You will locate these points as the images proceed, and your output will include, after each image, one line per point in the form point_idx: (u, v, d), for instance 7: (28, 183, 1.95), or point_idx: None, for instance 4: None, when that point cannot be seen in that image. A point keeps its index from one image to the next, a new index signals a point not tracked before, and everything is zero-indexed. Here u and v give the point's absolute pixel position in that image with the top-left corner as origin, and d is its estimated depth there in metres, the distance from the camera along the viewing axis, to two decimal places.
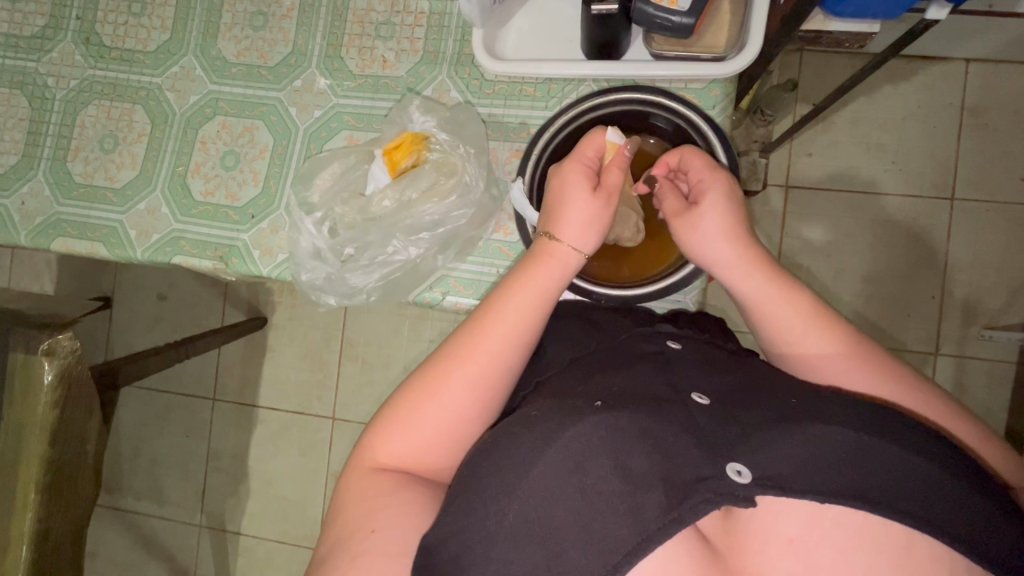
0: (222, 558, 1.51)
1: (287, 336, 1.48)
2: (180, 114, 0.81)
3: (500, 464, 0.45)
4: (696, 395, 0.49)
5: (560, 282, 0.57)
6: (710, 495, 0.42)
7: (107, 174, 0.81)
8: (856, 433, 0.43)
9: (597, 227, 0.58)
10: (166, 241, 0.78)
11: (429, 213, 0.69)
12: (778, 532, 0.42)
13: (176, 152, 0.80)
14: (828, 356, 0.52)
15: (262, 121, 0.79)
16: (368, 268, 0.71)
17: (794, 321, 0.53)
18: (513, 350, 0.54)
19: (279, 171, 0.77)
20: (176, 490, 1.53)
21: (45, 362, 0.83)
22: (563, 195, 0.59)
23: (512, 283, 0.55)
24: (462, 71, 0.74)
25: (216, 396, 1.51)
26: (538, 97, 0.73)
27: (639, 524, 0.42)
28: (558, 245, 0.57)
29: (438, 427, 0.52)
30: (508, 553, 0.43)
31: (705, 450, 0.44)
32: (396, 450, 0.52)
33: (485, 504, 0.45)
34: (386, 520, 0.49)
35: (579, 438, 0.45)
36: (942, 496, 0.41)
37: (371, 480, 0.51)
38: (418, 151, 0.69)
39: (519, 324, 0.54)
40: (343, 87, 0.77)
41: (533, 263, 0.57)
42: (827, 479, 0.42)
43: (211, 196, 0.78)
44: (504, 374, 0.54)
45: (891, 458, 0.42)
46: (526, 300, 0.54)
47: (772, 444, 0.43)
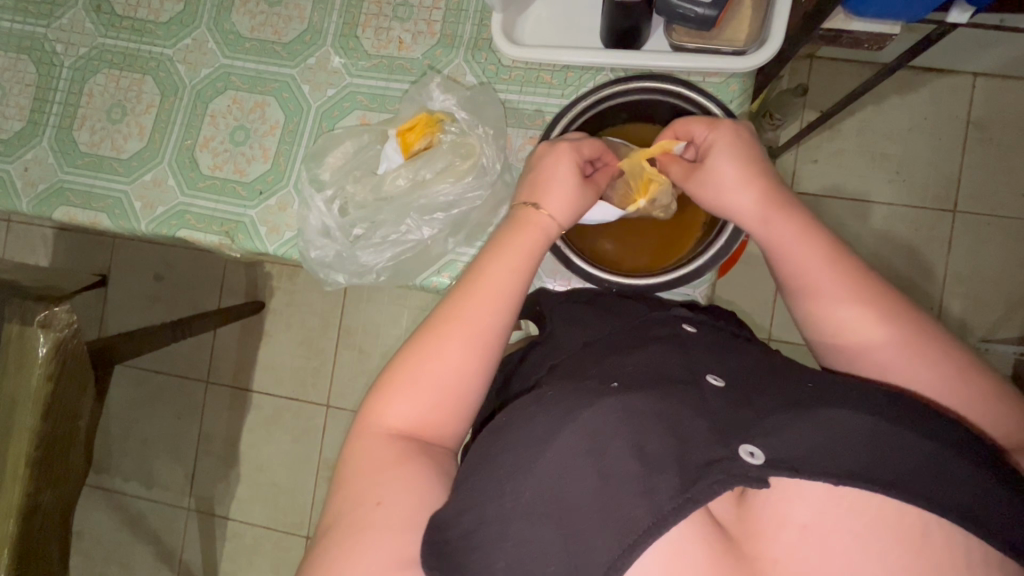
0: (209, 542, 1.49)
1: (284, 321, 1.47)
2: (191, 87, 0.80)
3: (517, 441, 0.44)
4: (710, 376, 0.49)
5: (540, 248, 0.56)
6: (723, 476, 0.40)
7: (114, 144, 0.80)
8: (873, 418, 0.41)
9: (580, 206, 0.59)
10: (172, 214, 0.77)
11: (443, 194, 0.68)
12: (792, 519, 0.40)
13: (185, 124, 0.79)
14: (868, 326, 0.49)
15: (273, 98, 0.78)
16: (379, 246, 0.70)
17: (835, 290, 0.51)
18: (498, 311, 0.52)
19: (290, 148, 0.76)
20: (166, 472, 1.51)
21: (40, 333, 0.82)
22: (551, 173, 0.58)
23: (493, 250, 0.54)
24: (479, 56, 0.74)
25: (210, 379, 1.50)
26: (554, 84, 0.72)
27: (653, 503, 0.40)
28: (539, 213, 0.57)
29: (440, 385, 0.49)
30: (525, 530, 0.42)
31: (718, 432, 0.43)
32: (402, 414, 0.49)
33: (501, 481, 0.43)
34: (395, 493, 0.46)
35: (596, 417, 0.43)
36: (962, 483, 0.39)
37: (379, 445, 0.48)
38: (432, 134, 0.68)
39: (502, 286, 0.52)
40: (357, 67, 0.76)
41: (514, 229, 0.56)
42: (844, 463, 0.40)
43: (219, 170, 0.77)
44: (495, 334, 0.51)
45: (912, 445, 0.40)
46: (512, 263, 0.53)
47: (786, 427, 0.42)
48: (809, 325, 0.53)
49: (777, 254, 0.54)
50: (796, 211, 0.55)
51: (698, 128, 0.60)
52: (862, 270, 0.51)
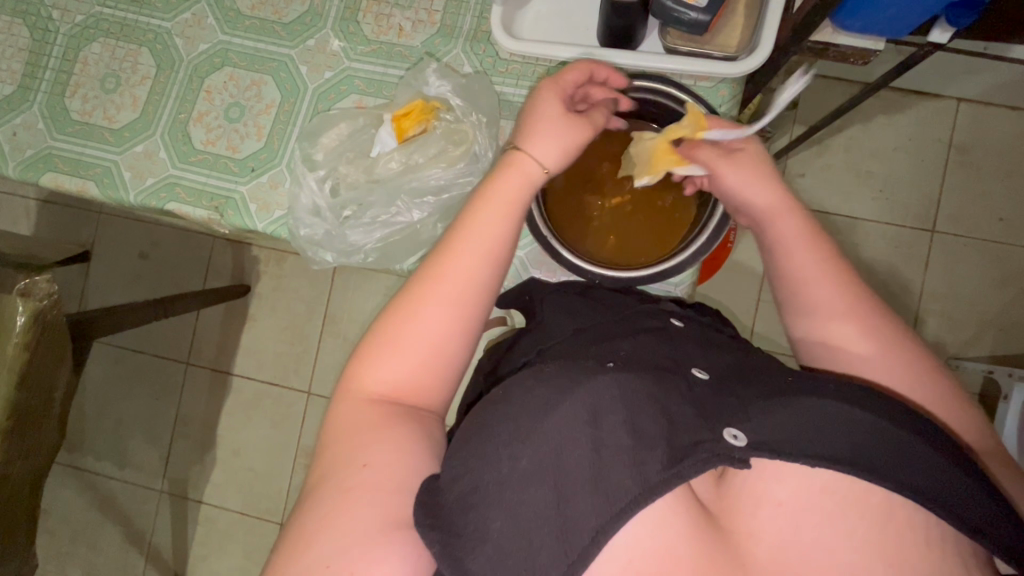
0: (181, 525, 1.48)
1: (269, 306, 1.46)
2: (188, 61, 0.80)
3: (514, 412, 0.45)
4: (695, 370, 0.50)
5: (525, 192, 0.56)
6: (708, 455, 0.41)
7: (106, 114, 0.80)
8: (853, 405, 0.43)
9: (565, 146, 0.58)
10: (162, 186, 0.77)
11: (434, 178, 0.69)
12: (770, 497, 0.42)
13: (179, 98, 0.79)
14: (860, 340, 0.50)
15: (270, 77, 0.78)
16: (369, 227, 0.71)
17: (833, 306, 0.52)
18: (485, 265, 0.52)
19: (284, 128, 0.77)
20: (141, 452, 1.50)
21: (18, 302, 0.81)
22: (536, 111, 0.58)
23: (481, 201, 0.54)
24: (478, 48, 0.75)
25: (190, 360, 1.49)
26: (550, 80, 0.74)
27: (640, 476, 0.41)
28: (524, 155, 0.56)
29: (422, 350, 0.50)
30: (518, 494, 0.43)
31: (704, 417, 0.44)
32: (382, 377, 0.50)
33: (497, 448, 0.44)
34: (382, 453, 0.46)
35: (592, 393, 0.44)
36: (934, 468, 0.41)
37: (363, 409, 0.49)
38: (427, 121, 0.70)
39: (488, 237, 0.53)
40: (356, 52, 0.77)
41: (500, 175, 0.56)
42: (825, 445, 0.42)
43: (211, 145, 0.77)
44: (481, 291, 0.52)
45: (890, 432, 0.42)
46: (498, 212, 0.54)
47: (771, 411, 0.43)
48: (795, 318, 0.54)
49: (777, 255, 0.55)
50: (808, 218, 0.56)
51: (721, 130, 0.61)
52: (854, 283, 0.53)
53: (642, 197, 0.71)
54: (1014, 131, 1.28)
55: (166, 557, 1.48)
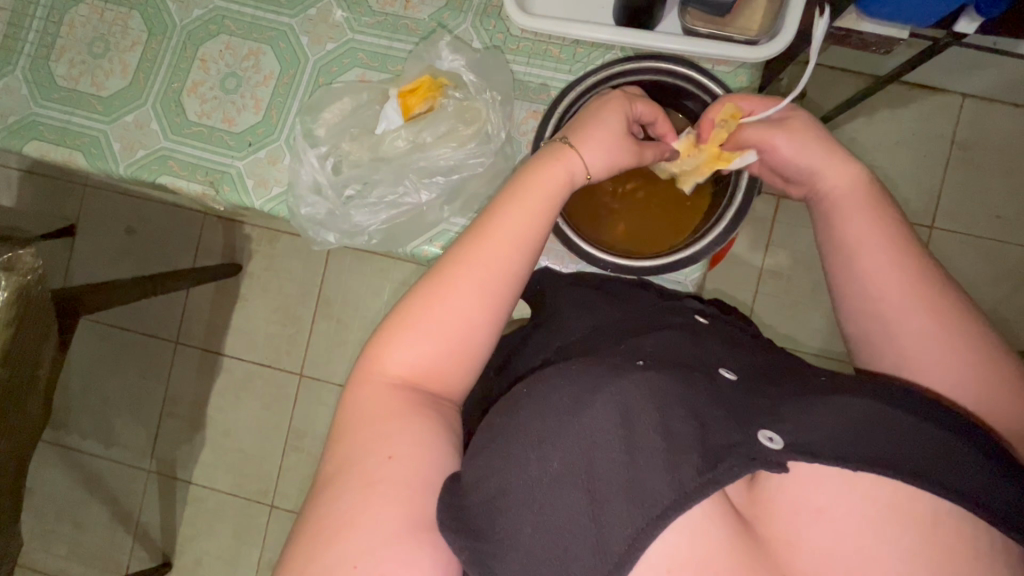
0: (169, 505, 1.46)
1: (261, 286, 1.43)
2: (181, 27, 0.75)
3: (544, 410, 0.45)
4: (722, 369, 0.49)
5: (565, 190, 0.54)
6: (743, 459, 0.40)
7: (94, 81, 0.76)
8: (897, 407, 0.42)
9: (613, 162, 0.57)
10: (153, 159, 0.73)
11: (443, 158, 0.67)
12: (809, 503, 0.41)
13: (173, 67, 0.75)
14: (927, 339, 0.48)
15: (269, 47, 0.74)
16: (374, 208, 0.68)
17: (893, 293, 0.49)
18: (522, 258, 0.50)
19: (283, 101, 0.73)
20: (127, 431, 1.47)
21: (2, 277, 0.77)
22: (597, 117, 0.57)
23: (521, 187, 0.52)
24: (488, 23, 0.72)
25: (179, 340, 1.46)
26: (562, 59, 0.71)
27: (675, 482, 0.40)
28: (574, 153, 0.55)
29: (445, 335, 0.48)
30: (553, 498, 0.42)
31: (735, 420, 0.43)
32: (402, 359, 0.48)
33: (525, 450, 0.43)
34: (404, 443, 0.45)
35: (621, 393, 0.44)
36: (986, 475, 0.40)
37: (384, 394, 0.47)
38: (433, 98, 0.66)
39: (526, 227, 0.51)
40: (360, 23, 0.74)
41: (545, 164, 0.54)
42: (871, 449, 0.41)
43: (206, 118, 0.74)
44: (512, 282, 0.50)
45: (937, 436, 0.41)
46: (537, 202, 0.52)
47: (808, 411, 0.43)
48: (850, 303, 0.52)
49: (835, 239, 0.53)
50: (885, 206, 0.52)
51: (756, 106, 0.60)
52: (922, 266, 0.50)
53: (657, 185, 0.69)
54: (1017, 129, 1.28)
55: (154, 536, 1.47)
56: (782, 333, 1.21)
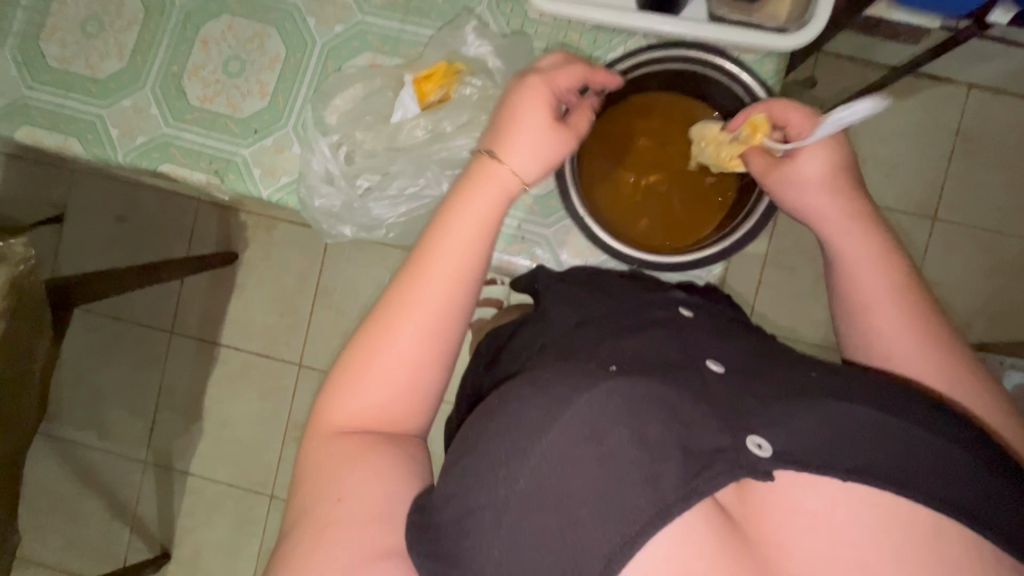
0: (167, 496, 1.44)
1: (258, 275, 1.40)
2: (180, 5, 0.71)
3: (510, 425, 0.43)
4: (708, 362, 0.48)
5: (499, 208, 0.50)
6: (727, 467, 0.41)
7: (88, 62, 0.72)
8: (883, 414, 0.42)
9: (544, 159, 0.52)
10: (154, 145, 0.70)
11: (464, 148, 0.65)
12: (803, 507, 0.41)
13: (172, 48, 0.71)
14: (917, 351, 0.48)
15: (274, 29, 0.71)
16: (395, 200, 0.67)
17: (883, 308, 0.50)
18: (457, 291, 0.47)
19: (290, 86, 0.70)
20: (122, 423, 1.44)
21: None
22: (516, 118, 0.52)
23: (451, 216, 0.49)
24: (504, 6, 0.69)
25: (174, 330, 1.42)
26: (582, 45, 0.69)
27: (657, 494, 0.40)
28: (499, 166, 0.50)
29: (391, 378, 0.46)
30: (523, 517, 0.41)
31: (723, 422, 0.42)
32: (349, 409, 0.47)
33: (498, 463, 0.42)
34: (355, 485, 0.44)
35: (593, 402, 0.42)
36: (967, 484, 0.40)
37: (333, 445, 0.46)
38: (449, 85, 0.65)
39: (458, 261, 0.48)
40: (370, 4, 0.70)
41: (471, 184, 0.50)
42: (852, 457, 0.41)
43: (208, 103, 0.70)
44: (454, 319, 0.48)
45: (917, 444, 0.41)
46: (468, 228, 0.48)
47: (794, 415, 0.43)
48: (845, 318, 0.53)
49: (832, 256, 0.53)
50: (876, 224, 0.53)
51: (794, 118, 0.57)
52: (912, 281, 0.51)
53: (679, 180, 0.71)
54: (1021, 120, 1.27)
55: (151, 528, 1.45)
56: (786, 324, 1.21)
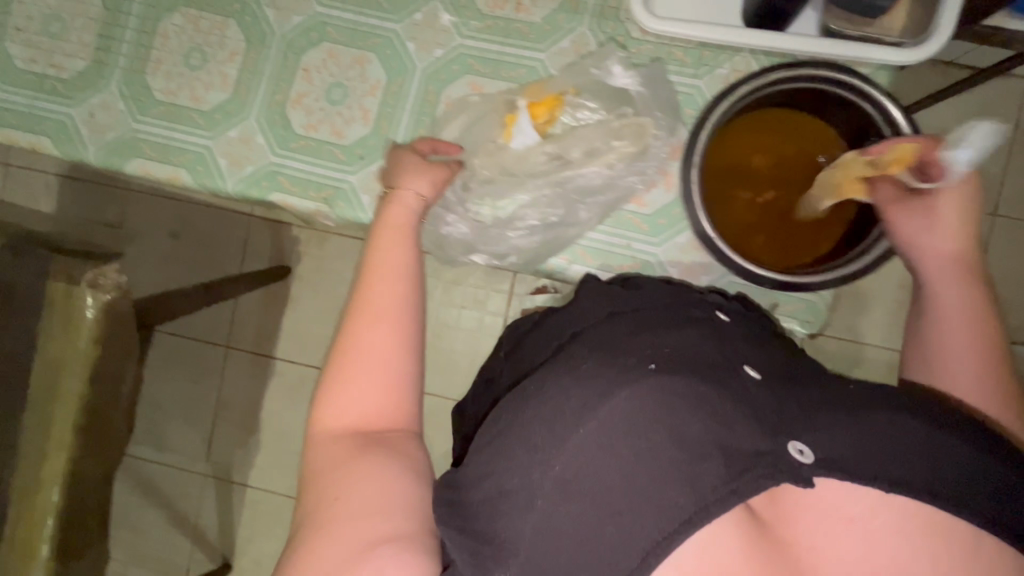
0: (226, 508, 1.45)
1: (311, 288, 1.40)
2: (281, 34, 0.78)
3: (556, 416, 0.48)
4: (747, 368, 0.50)
5: (410, 219, 0.61)
6: (768, 469, 0.43)
7: (192, 94, 0.79)
8: (924, 428, 0.46)
9: (425, 173, 0.65)
10: (263, 174, 0.76)
11: (596, 173, 0.74)
12: (814, 493, 0.45)
13: (274, 78, 0.78)
14: (978, 381, 0.54)
15: (375, 54, 0.77)
16: (529, 229, 0.76)
17: (961, 341, 0.56)
18: (399, 288, 0.55)
19: (393, 111, 0.77)
20: (180, 436, 1.46)
21: (87, 294, 0.68)
22: (399, 161, 0.67)
23: (379, 232, 0.59)
24: (605, 26, 0.76)
25: (229, 344, 1.43)
26: (688, 62, 0.75)
27: (696, 492, 0.43)
28: (400, 192, 0.63)
29: (374, 376, 0.52)
30: (566, 507, 0.44)
31: (765, 428, 0.45)
32: (343, 414, 0.51)
33: (541, 455, 0.46)
34: (357, 481, 0.47)
35: (633, 397, 0.46)
36: (976, 476, 0.45)
37: (333, 448, 0.49)
38: (555, 111, 0.73)
39: (397, 265, 0.56)
40: (469, 28, 0.76)
41: (385, 208, 0.61)
42: (886, 457, 0.45)
43: (313, 131, 0.77)
44: (408, 315, 0.54)
45: (944, 446, 0.45)
46: (395, 239, 0.58)
47: (830, 420, 0.46)
48: (915, 339, 0.60)
49: (926, 291, 0.60)
50: (975, 274, 0.59)
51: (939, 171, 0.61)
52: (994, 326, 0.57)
53: (790, 195, 0.78)
54: None
55: (212, 540, 1.46)
56: None
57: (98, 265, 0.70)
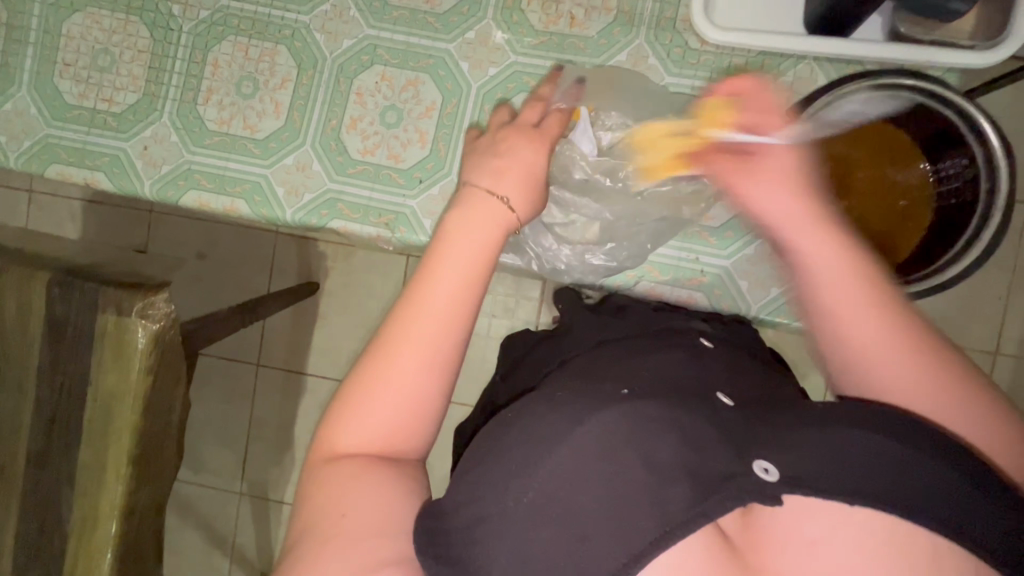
0: (264, 526, 1.44)
1: (341, 303, 1.33)
2: (332, 59, 0.85)
3: (528, 439, 0.48)
4: (720, 396, 0.53)
5: (489, 235, 0.54)
6: (734, 492, 0.43)
7: (247, 122, 0.85)
8: (897, 446, 0.45)
9: (517, 183, 0.58)
10: (321, 202, 0.84)
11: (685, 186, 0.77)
12: (802, 535, 0.44)
13: (329, 102, 0.85)
14: (944, 398, 0.49)
15: (428, 75, 0.84)
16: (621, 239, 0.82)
17: (930, 352, 0.51)
18: (455, 313, 0.50)
19: (448, 132, 0.83)
20: (216, 458, 1.43)
21: (138, 326, 0.69)
22: (505, 153, 0.60)
23: (446, 243, 0.52)
24: (663, 37, 0.81)
25: (261, 361, 1.39)
26: (747, 69, 0.82)
27: (663, 516, 0.43)
28: (482, 196, 0.55)
29: (399, 399, 0.49)
30: (530, 532, 0.45)
31: (731, 447, 0.46)
32: (359, 432, 0.49)
33: (508, 481, 0.46)
34: (359, 501, 0.47)
35: (604, 423, 0.47)
36: (959, 504, 0.43)
37: (341, 463, 0.49)
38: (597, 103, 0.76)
39: (460, 283, 0.51)
40: (521, 44, 0.83)
41: (460, 213, 0.54)
42: (858, 481, 0.44)
43: (370, 154, 0.84)
44: (454, 342, 0.50)
45: (925, 473, 0.44)
46: (468, 253, 0.52)
47: (802, 445, 0.45)
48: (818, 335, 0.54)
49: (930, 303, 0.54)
50: None
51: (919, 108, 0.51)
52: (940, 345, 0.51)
53: (870, 204, 0.80)
54: None
55: (252, 559, 1.45)
56: None
57: (146, 294, 0.70)
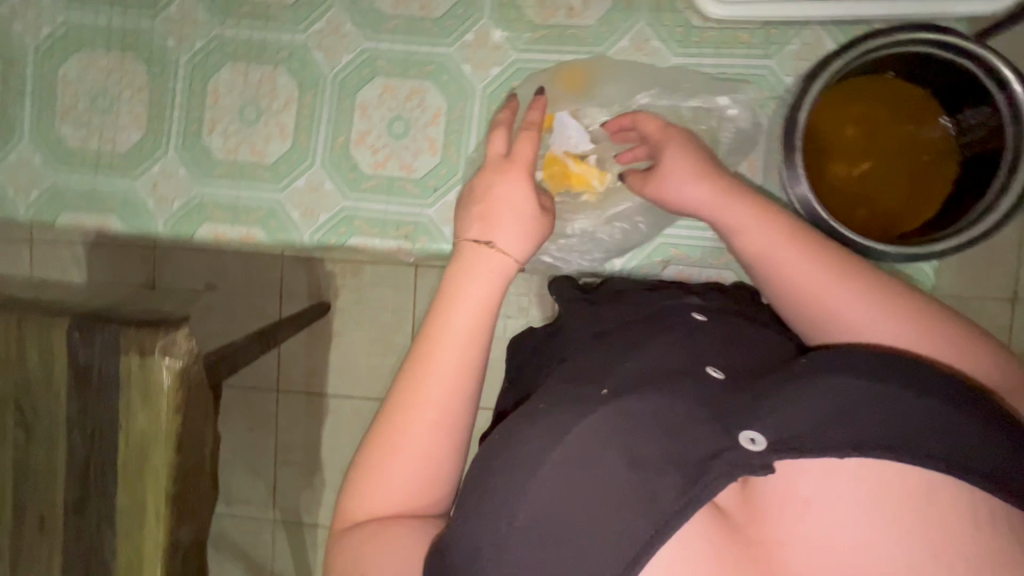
0: None
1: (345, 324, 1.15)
2: (333, 75, 0.83)
3: (511, 454, 0.45)
4: (710, 369, 0.50)
5: (497, 290, 0.51)
6: (726, 468, 0.41)
7: (254, 148, 0.84)
8: (868, 383, 0.44)
9: (527, 226, 0.53)
10: (338, 220, 0.83)
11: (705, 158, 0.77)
12: (797, 495, 0.42)
13: (334, 119, 0.83)
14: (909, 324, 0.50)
15: (431, 82, 0.81)
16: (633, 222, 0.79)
17: (875, 290, 0.50)
18: (457, 359, 0.49)
19: (460, 137, 0.81)
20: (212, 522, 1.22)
21: (161, 364, 0.65)
22: (497, 197, 0.54)
23: (449, 300, 0.50)
24: (664, 18, 0.79)
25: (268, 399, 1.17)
26: (754, 43, 0.78)
27: (653, 513, 0.40)
28: (484, 247, 0.52)
29: (414, 452, 0.47)
30: (521, 553, 0.41)
31: (717, 424, 0.44)
32: (380, 491, 0.48)
33: (495, 502, 0.43)
34: (385, 557, 0.45)
35: (593, 422, 0.44)
36: (959, 439, 0.42)
37: (366, 523, 0.47)
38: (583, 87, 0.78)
39: (464, 333, 0.49)
40: (521, 41, 0.80)
41: (460, 274, 0.51)
42: (848, 432, 0.42)
43: (381, 167, 0.82)
44: (463, 393, 0.49)
45: (915, 412, 0.43)
46: (471, 297, 0.50)
47: (788, 404, 0.44)
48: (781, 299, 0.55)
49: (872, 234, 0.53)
50: None
51: None
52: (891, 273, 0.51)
53: (884, 163, 0.75)
54: None
55: None
56: None
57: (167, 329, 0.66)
